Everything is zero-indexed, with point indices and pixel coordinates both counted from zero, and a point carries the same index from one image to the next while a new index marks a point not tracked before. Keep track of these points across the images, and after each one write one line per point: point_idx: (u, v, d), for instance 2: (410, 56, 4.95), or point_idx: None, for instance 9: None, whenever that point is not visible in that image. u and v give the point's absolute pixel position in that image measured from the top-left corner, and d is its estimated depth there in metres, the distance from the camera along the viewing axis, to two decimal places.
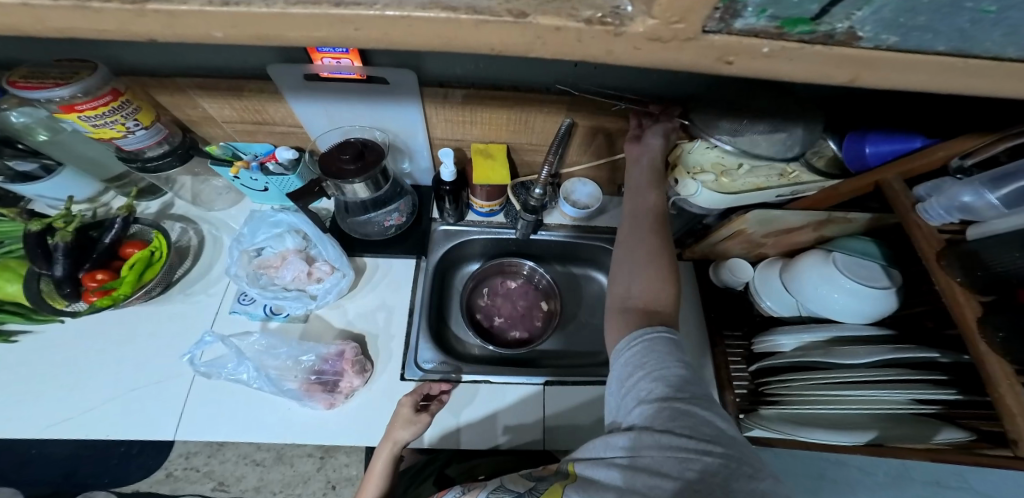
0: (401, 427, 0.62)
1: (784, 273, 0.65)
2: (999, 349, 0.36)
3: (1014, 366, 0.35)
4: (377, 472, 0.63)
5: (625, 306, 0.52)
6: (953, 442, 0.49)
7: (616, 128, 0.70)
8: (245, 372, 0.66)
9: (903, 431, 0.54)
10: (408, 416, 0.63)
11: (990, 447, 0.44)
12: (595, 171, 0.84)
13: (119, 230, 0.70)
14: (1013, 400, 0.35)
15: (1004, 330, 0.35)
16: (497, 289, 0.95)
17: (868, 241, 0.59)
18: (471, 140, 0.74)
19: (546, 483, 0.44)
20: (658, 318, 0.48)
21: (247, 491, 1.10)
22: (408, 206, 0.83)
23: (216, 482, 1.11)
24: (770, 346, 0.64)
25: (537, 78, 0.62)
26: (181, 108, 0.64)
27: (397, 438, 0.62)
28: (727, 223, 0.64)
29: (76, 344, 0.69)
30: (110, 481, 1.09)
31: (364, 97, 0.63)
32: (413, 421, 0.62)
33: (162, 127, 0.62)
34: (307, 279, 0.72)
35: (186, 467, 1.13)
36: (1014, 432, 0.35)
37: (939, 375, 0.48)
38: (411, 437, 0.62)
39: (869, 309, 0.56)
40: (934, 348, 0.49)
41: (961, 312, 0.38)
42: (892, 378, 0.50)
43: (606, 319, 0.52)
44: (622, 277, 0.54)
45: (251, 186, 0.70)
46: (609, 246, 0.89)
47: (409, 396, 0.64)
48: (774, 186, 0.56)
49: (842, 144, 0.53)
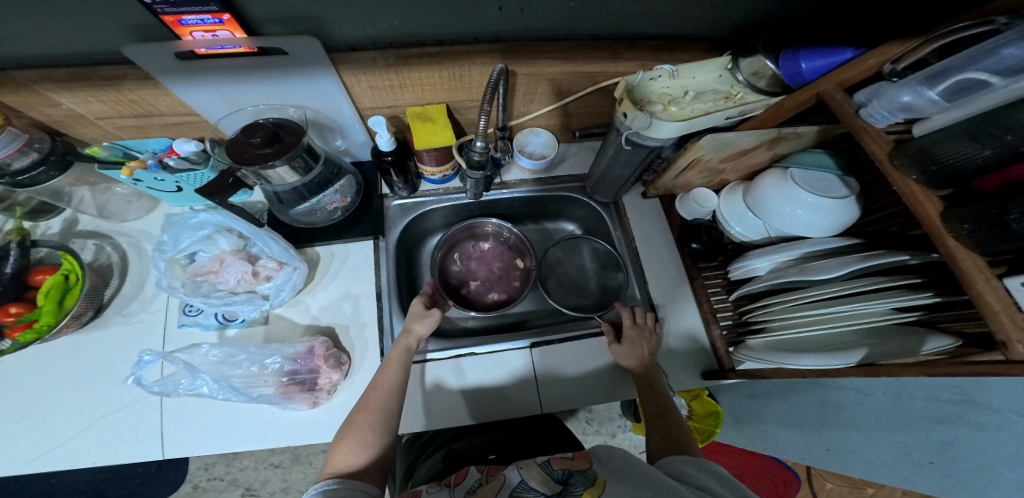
0: (419, 321, 0.68)
1: (747, 197, 0.65)
2: (969, 242, 0.33)
3: (988, 258, 0.32)
4: (397, 359, 0.62)
5: (649, 407, 0.62)
6: (941, 351, 0.45)
7: (558, 74, 0.64)
8: (204, 385, 0.62)
9: (891, 347, 0.51)
10: (420, 312, 0.70)
11: (980, 351, 0.40)
12: (546, 120, 0.79)
13: (18, 256, 0.63)
14: (994, 296, 0.31)
15: (970, 220, 0.33)
16: (470, 254, 0.94)
17: (821, 153, 0.57)
18: (405, 105, 0.69)
19: (577, 489, 0.43)
20: (676, 421, 0.59)
21: (276, 493, 1.14)
22: (350, 185, 0.76)
23: (243, 488, 1.14)
24: (746, 272, 0.66)
25: (462, 27, 0.55)
26: (36, 108, 0.56)
27: (416, 333, 0.67)
28: (683, 153, 0.59)
29: (16, 386, 0.63)
30: None
31: (261, 72, 0.55)
32: (425, 315, 0.69)
33: (18, 132, 0.56)
34: (254, 280, 0.67)
35: (210, 478, 1.14)
36: (1000, 333, 0.30)
37: (913, 280, 0.47)
38: (428, 330, 0.68)
39: (832, 221, 0.56)
40: (903, 252, 0.49)
41: (924, 212, 0.36)
42: (869, 289, 0.50)
43: (647, 423, 0.60)
44: (652, 396, 0.64)
45: (159, 187, 0.64)
46: (573, 195, 0.86)
47: (419, 298, 0.73)
48: (721, 108, 0.50)
49: (778, 62, 0.46)
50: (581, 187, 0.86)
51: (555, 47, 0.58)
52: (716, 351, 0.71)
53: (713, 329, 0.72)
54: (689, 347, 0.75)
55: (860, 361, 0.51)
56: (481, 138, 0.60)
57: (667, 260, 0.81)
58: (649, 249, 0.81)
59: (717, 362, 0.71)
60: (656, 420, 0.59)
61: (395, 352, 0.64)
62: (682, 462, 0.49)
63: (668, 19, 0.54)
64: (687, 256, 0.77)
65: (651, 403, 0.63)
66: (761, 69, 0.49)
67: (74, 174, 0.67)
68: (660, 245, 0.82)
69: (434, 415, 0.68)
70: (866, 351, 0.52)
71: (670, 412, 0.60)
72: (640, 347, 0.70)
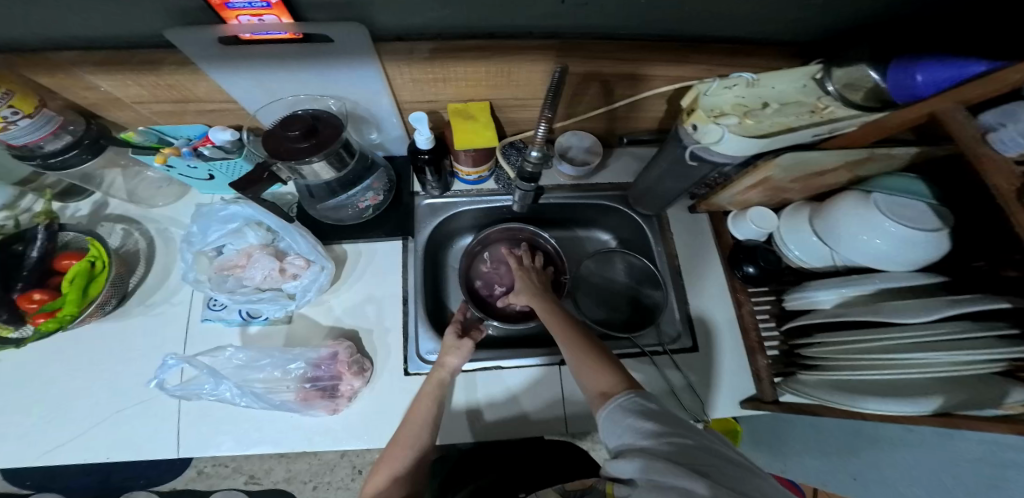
0: (452, 353, 0.62)
1: (814, 219, 0.59)
2: None
3: None
4: (429, 396, 0.58)
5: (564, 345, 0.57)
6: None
7: (613, 76, 0.59)
8: (227, 391, 0.59)
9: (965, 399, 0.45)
10: (452, 342, 0.64)
11: None
12: (591, 124, 0.75)
13: (44, 241, 0.61)
14: None
15: None
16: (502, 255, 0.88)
17: (916, 179, 0.51)
18: (446, 100, 0.65)
19: None
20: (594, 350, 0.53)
21: (279, 481, 1.12)
22: (382, 182, 0.74)
23: (246, 475, 1.12)
24: (807, 303, 0.61)
25: (518, 21, 0.51)
26: (72, 90, 0.54)
27: (449, 366, 0.62)
28: (748, 171, 0.55)
29: (36, 371, 0.62)
30: (146, 482, 1.10)
31: (302, 61, 0.52)
32: (459, 346, 0.63)
33: (53, 114, 0.55)
34: (280, 277, 0.64)
35: (215, 463, 1.13)
36: None
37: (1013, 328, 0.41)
38: (462, 361, 0.63)
39: (919, 255, 0.50)
40: (1006, 296, 0.43)
41: None
42: (955, 336, 0.44)
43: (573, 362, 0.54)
44: (561, 335, 0.59)
45: (191, 175, 0.62)
46: (614, 205, 0.81)
47: (451, 328, 0.68)
48: (804, 123, 0.45)
49: (886, 73, 0.40)
50: (622, 196, 0.80)
51: (617, 48, 0.53)
52: (759, 381, 0.66)
53: (758, 359, 0.67)
54: (728, 375, 0.70)
55: (934, 411, 0.44)
56: (536, 146, 0.55)
57: (711, 280, 0.75)
58: (692, 267, 0.76)
59: (759, 390, 0.66)
60: (579, 353, 0.54)
61: (427, 384, 0.61)
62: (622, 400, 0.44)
63: (749, 22, 0.49)
64: (734, 278, 0.71)
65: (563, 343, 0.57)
66: (860, 79, 0.43)
67: (106, 156, 0.65)
68: (704, 263, 0.76)
69: (455, 427, 0.66)
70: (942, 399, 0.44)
71: (586, 342, 0.55)
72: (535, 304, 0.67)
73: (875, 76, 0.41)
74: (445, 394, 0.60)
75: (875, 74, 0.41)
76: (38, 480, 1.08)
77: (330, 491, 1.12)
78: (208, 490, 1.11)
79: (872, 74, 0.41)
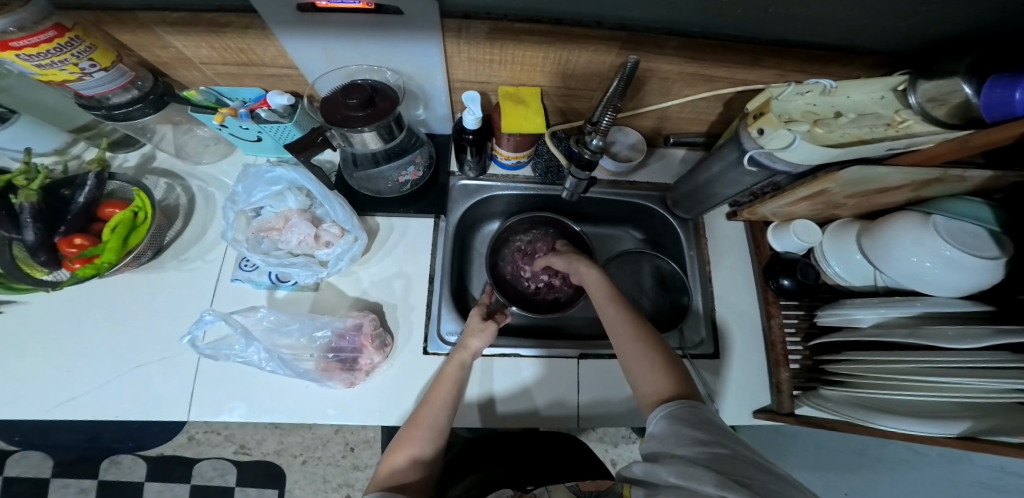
0: (476, 336, 0.63)
1: (865, 237, 0.58)
2: None
3: None
4: (451, 377, 0.58)
5: (617, 328, 0.56)
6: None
7: (675, 74, 0.59)
8: (255, 354, 0.59)
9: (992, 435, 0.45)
10: (477, 324, 0.65)
11: None
12: (640, 121, 0.74)
13: (92, 188, 0.61)
14: None
15: None
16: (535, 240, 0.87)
17: (981, 204, 0.50)
18: (498, 82, 0.64)
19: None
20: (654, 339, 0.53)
21: (269, 454, 1.14)
22: (424, 158, 0.73)
23: (237, 445, 1.14)
24: (842, 321, 0.59)
25: (594, 11, 0.49)
26: (147, 48, 0.54)
27: (471, 346, 0.62)
28: (804, 182, 0.54)
29: (61, 318, 0.62)
30: (134, 446, 1.11)
31: (372, 32, 0.51)
32: (482, 329, 0.63)
33: (126, 69, 0.55)
34: (315, 244, 0.64)
35: (206, 431, 1.15)
36: None
37: None
38: (484, 344, 0.63)
39: (971, 282, 0.48)
40: None
41: None
42: (998, 365, 0.41)
43: (625, 347, 0.53)
44: (614, 317, 0.58)
45: (241, 135, 0.62)
46: (650, 205, 0.80)
47: (477, 308, 0.68)
48: (878, 137, 0.44)
49: (981, 89, 0.39)
50: (660, 197, 0.80)
51: (689, 46, 0.52)
52: (777, 392, 0.65)
53: (782, 371, 0.64)
54: (749, 383, 0.69)
55: (960, 434, 0.43)
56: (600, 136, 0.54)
57: (742, 289, 0.75)
58: (725, 273, 0.76)
59: (775, 401, 0.65)
60: (632, 343, 0.53)
61: (448, 366, 0.60)
62: (671, 407, 0.43)
63: (835, 29, 0.48)
64: (766, 290, 0.70)
65: (616, 324, 0.57)
66: (949, 96, 0.41)
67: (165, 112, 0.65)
68: (738, 271, 0.76)
69: (470, 411, 0.65)
70: (971, 424, 0.43)
71: (647, 333, 0.54)
72: (595, 281, 0.66)
73: (968, 92, 0.40)
74: (466, 376, 0.59)
75: (969, 90, 0.40)
76: (29, 436, 1.09)
77: (319, 466, 1.14)
78: (195, 458, 1.13)
79: (964, 88, 0.39)
